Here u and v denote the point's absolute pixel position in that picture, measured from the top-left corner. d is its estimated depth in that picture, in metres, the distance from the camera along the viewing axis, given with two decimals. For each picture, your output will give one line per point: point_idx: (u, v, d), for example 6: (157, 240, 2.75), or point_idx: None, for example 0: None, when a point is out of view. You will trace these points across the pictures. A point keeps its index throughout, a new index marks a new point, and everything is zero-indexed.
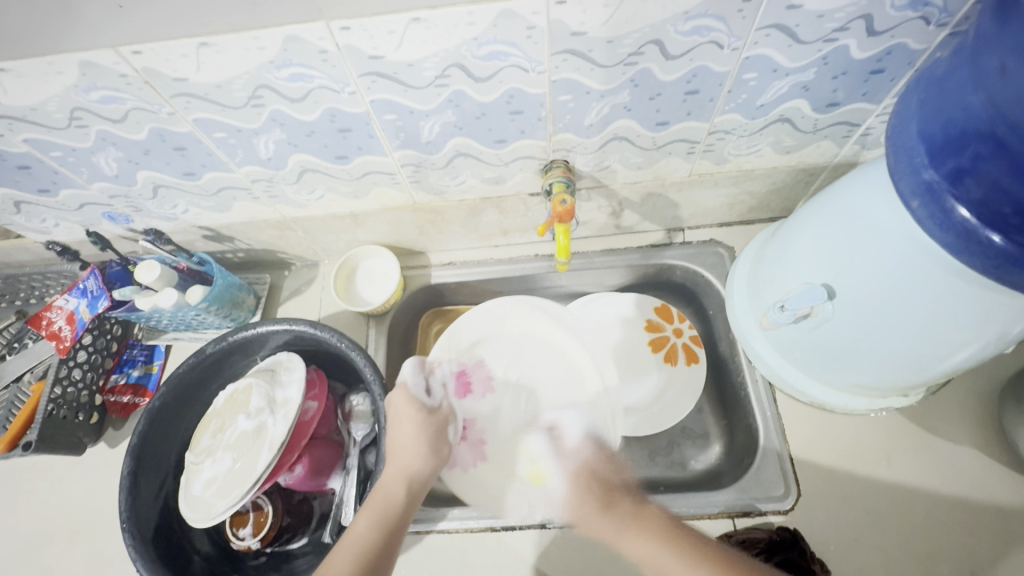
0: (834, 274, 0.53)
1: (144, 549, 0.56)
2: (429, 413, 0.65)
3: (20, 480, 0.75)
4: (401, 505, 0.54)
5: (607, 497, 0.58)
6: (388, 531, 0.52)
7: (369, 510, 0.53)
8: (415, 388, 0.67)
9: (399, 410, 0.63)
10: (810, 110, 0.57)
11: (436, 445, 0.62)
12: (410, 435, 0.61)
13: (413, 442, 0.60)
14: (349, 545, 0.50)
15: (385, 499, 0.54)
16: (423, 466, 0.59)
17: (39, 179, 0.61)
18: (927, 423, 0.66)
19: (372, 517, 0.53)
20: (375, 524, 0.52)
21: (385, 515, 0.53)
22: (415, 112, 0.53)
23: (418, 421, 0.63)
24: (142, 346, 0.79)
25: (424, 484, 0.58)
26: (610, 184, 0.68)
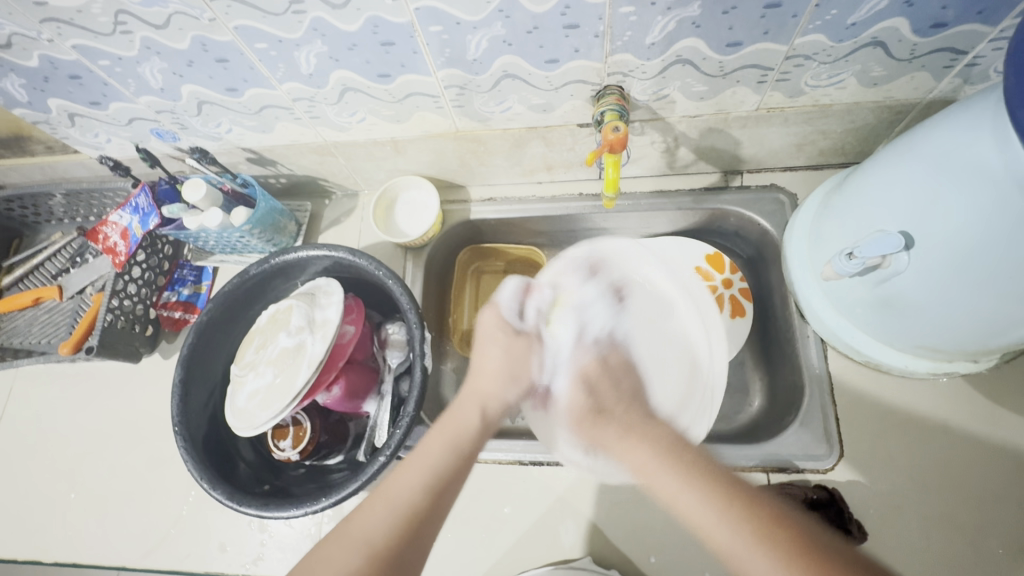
0: (915, 220, 0.48)
1: (195, 452, 0.59)
2: (517, 335, 0.60)
3: (86, 382, 0.81)
4: (475, 432, 0.50)
5: (645, 421, 0.49)
6: (464, 459, 0.48)
7: (441, 432, 0.49)
8: (508, 310, 0.62)
9: (489, 332, 0.60)
10: (910, 32, 0.49)
11: (517, 373, 0.57)
12: (499, 360, 0.57)
13: (501, 367, 0.57)
14: (417, 464, 0.46)
15: (461, 427, 0.50)
16: (501, 395, 0.55)
17: (90, 91, 0.61)
18: (995, 393, 0.61)
19: (442, 439, 0.48)
20: (446, 448, 0.48)
21: (456, 442, 0.49)
22: (461, 24, 0.49)
23: (507, 347, 0.58)
24: (191, 267, 0.82)
25: (500, 414, 0.54)
26: (668, 117, 0.63)
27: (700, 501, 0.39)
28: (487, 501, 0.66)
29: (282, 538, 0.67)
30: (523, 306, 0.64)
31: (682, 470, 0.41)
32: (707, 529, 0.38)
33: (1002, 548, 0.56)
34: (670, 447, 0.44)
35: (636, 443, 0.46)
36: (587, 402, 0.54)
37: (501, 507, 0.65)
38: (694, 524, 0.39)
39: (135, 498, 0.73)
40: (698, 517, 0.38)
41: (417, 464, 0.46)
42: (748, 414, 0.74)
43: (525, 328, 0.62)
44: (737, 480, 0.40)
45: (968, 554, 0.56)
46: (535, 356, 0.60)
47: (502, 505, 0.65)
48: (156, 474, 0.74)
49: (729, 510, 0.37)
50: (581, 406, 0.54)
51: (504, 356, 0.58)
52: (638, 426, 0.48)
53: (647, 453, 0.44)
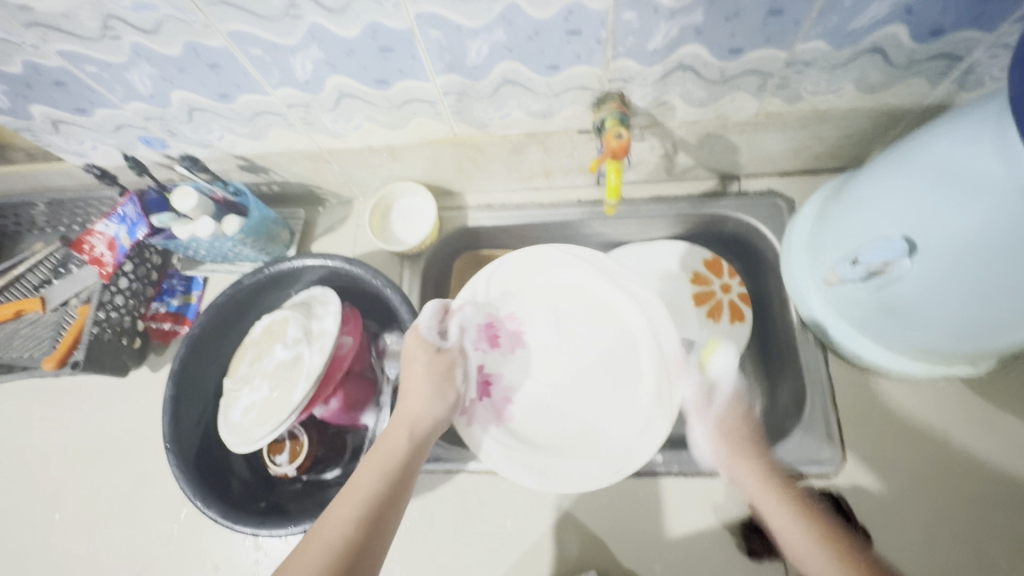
0: (917, 226, 0.48)
1: (187, 469, 0.57)
2: (440, 353, 0.59)
3: (70, 397, 0.78)
4: (406, 452, 0.52)
5: (772, 474, 0.53)
6: (396, 481, 0.50)
7: (371, 460, 0.51)
8: (428, 330, 0.60)
9: (412, 354, 0.58)
10: (909, 38, 0.50)
11: (442, 388, 0.57)
12: (421, 375, 0.57)
13: (422, 381, 0.56)
14: (352, 492, 0.48)
15: (387, 452, 0.51)
16: (431, 413, 0.55)
17: (76, 98, 0.59)
18: (993, 395, 0.62)
19: (374, 462, 0.51)
20: (377, 475, 0.49)
21: (386, 463, 0.50)
22: (462, 30, 0.48)
23: (431, 362, 0.58)
24: (180, 277, 0.80)
25: (431, 431, 0.55)
26: (667, 123, 0.63)
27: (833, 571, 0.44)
28: (489, 513, 0.64)
29: (278, 556, 0.66)
30: (446, 327, 0.63)
31: (829, 547, 0.46)
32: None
33: (1005, 551, 0.56)
34: (826, 532, 0.47)
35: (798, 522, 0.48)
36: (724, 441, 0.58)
37: (503, 519, 0.64)
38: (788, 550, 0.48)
39: (123, 518, 0.70)
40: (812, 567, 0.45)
41: (351, 495, 0.48)
42: None
43: (447, 347, 0.61)
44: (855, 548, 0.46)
45: (972, 557, 0.56)
46: (456, 370, 0.60)
47: (504, 518, 0.64)
48: (145, 492, 0.71)
49: (814, 530, 0.47)
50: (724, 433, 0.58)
51: (426, 374, 0.57)
52: (806, 507, 0.49)
53: (801, 523, 0.48)
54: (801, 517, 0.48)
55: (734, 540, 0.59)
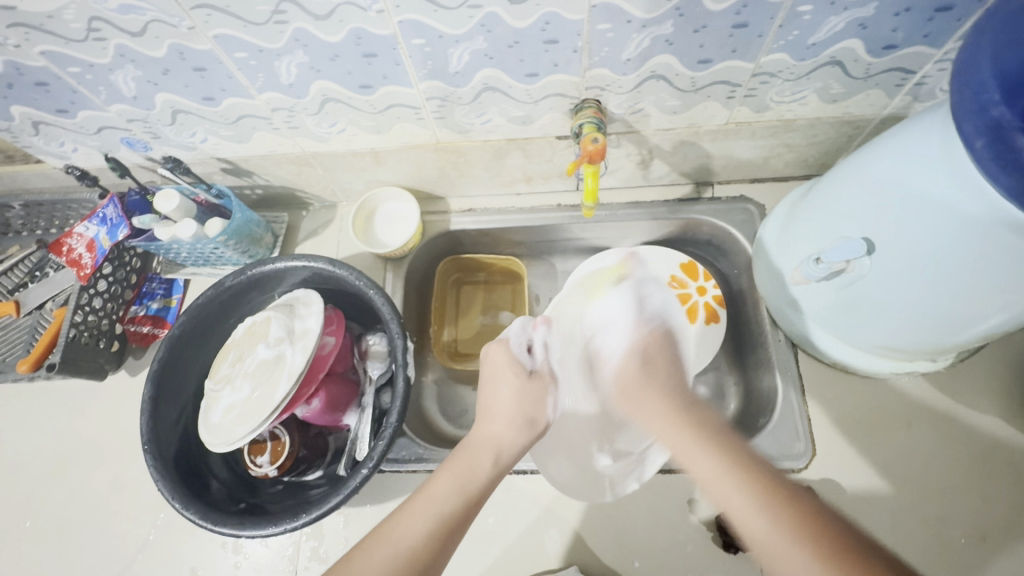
0: (875, 226, 0.51)
1: (165, 471, 0.57)
2: (529, 378, 0.59)
3: (43, 402, 0.77)
4: (485, 472, 0.50)
5: (668, 409, 0.50)
6: (474, 503, 0.48)
7: (452, 472, 0.49)
8: (517, 347, 0.62)
9: (500, 370, 0.59)
10: (865, 52, 0.53)
11: (530, 419, 0.56)
12: (508, 401, 0.56)
13: (513, 413, 0.55)
14: (421, 506, 0.46)
15: (471, 473, 0.49)
16: (516, 441, 0.54)
17: (57, 98, 0.59)
18: (952, 390, 0.65)
19: (454, 481, 0.48)
20: (455, 489, 0.48)
21: (467, 482, 0.49)
22: (444, 37, 0.50)
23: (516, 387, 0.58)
24: (160, 280, 0.80)
25: (512, 459, 0.53)
26: (643, 130, 0.65)
27: (746, 497, 0.40)
28: None
29: (258, 559, 0.65)
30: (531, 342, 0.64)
31: (743, 473, 0.42)
32: (748, 525, 0.40)
33: (963, 539, 0.59)
34: (736, 455, 0.43)
35: (701, 454, 0.44)
36: (643, 368, 0.55)
37: (485, 518, 0.65)
38: (719, 500, 0.42)
39: (97, 523, 0.69)
40: (726, 499, 0.41)
41: (422, 510, 0.46)
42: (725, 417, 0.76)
43: (535, 368, 0.61)
44: (775, 473, 0.42)
45: (934, 545, 0.59)
46: (547, 397, 0.59)
47: (486, 516, 0.65)
48: (121, 497, 0.70)
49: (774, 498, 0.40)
50: (629, 378, 0.55)
51: (514, 400, 0.57)
52: (713, 439, 0.45)
53: (704, 454, 0.44)
54: (719, 456, 0.44)
55: (710, 534, 0.61)
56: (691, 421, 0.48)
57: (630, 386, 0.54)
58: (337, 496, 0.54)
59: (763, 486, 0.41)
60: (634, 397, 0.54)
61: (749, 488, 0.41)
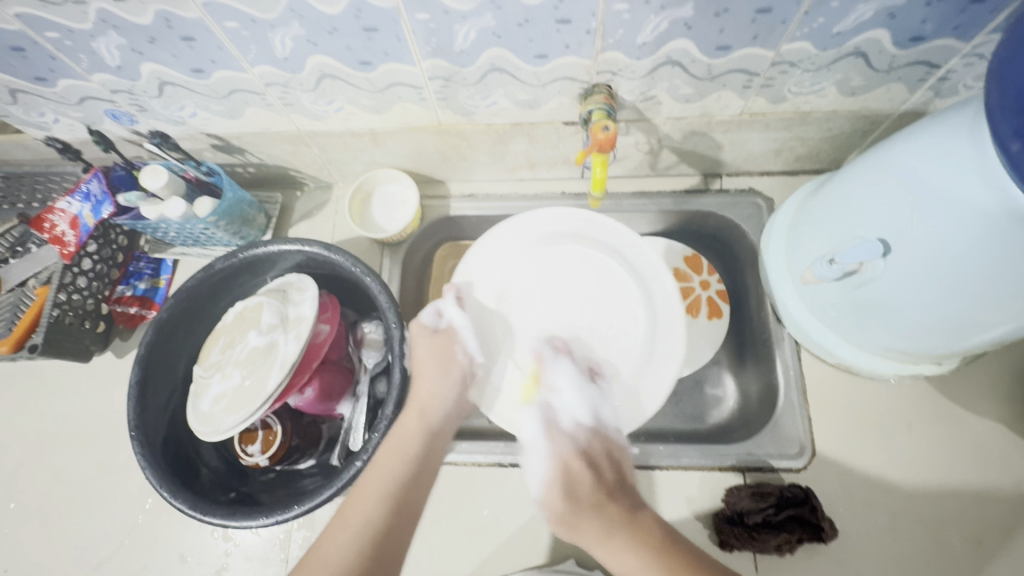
0: (893, 227, 0.49)
1: (153, 458, 0.56)
2: (437, 334, 0.63)
3: (26, 381, 0.75)
4: (416, 439, 0.54)
5: (594, 486, 0.52)
6: (418, 464, 0.53)
7: (389, 447, 0.53)
8: (426, 317, 0.64)
9: (421, 346, 0.62)
10: (891, 43, 0.51)
11: (447, 364, 0.61)
12: (424, 357, 0.61)
13: (440, 377, 0.60)
14: (376, 477, 0.51)
15: (406, 443, 0.54)
16: (442, 393, 0.59)
17: (36, 66, 0.56)
18: (954, 393, 0.64)
19: (396, 455, 0.52)
20: (401, 461, 0.52)
21: (409, 455, 0.53)
22: (450, 13, 0.47)
23: (431, 347, 0.62)
24: (148, 260, 0.77)
25: (441, 418, 0.58)
26: (653, 118, 0.63)
27: (632, 561, 0.46)
28: (465, 504, 0.64)
29: (248, 547, 0.64)
30: (443, 307, 0.65)
31: (660, 557, 0.46)
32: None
33: (959, 542, 0.59)
34: (659, 536, 0.48)
35: (620, 548, 0.47)
36: (569, 507, 0.51)
37: (480, 511, 0.64)
38: (612, 559, 0.47)
39: (83, 506, 0.68)
40: (614, 559, 0.47)
41: (374, 489, 0.50)
42: (723, 412, 0.75)
43: (441, 327, 0.64)
44: (675, 543, 0.47)
45: (929, 548, 0.59)
46: (456, 346, 0.63)
47: (481, 509, 0.64)
48: (107, 481, 0.69)
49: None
50: (560, 509, 0.51)
51: (431, 358, 0.61)
52: (614, 517, 0.49)
53: (626, 548, 0.47)
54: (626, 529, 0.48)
55: (706, 530, 0.61)
56: (614, 492, 0.51)
57: (565, 519, 0.50)
58: (330, 488, 0.53)
59: (665, 555, 0.46)
60: (575, 528, 0.50)
61: (657, 543, 0.47)
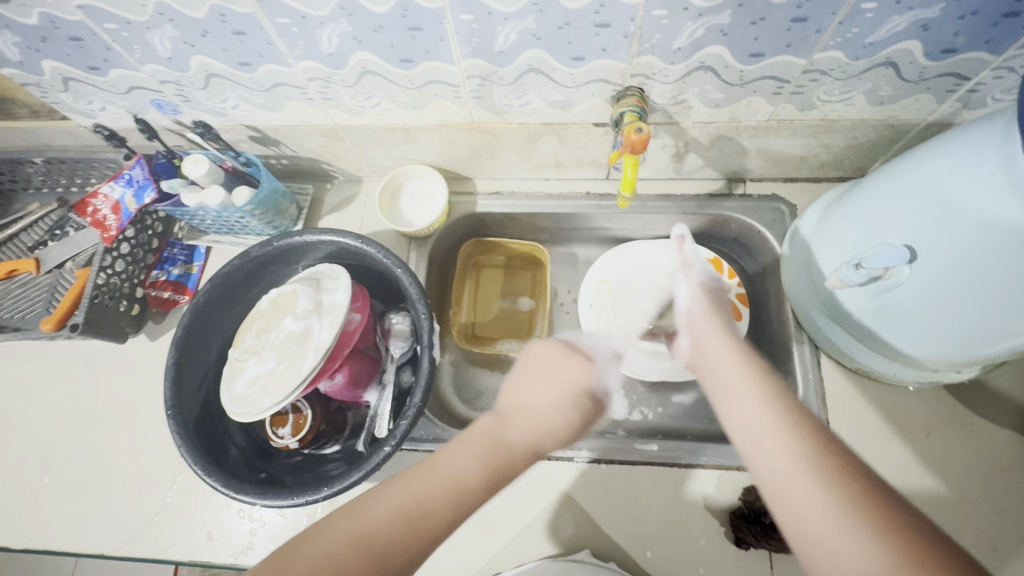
0: (920, 234, 0.50)
1: (188, 436, 0.58)
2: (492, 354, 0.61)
3: (62, 360, 0.77)
4: (514, 452, 0.49)
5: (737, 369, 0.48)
6: (494, 475, 0.47)
7: (477, 446, 0.48)
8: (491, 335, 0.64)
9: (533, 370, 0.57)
10: (922, 55, 0.52)
11: (574, 399, 0.55)
12: (538, 391, 0.55)
13: (551, 402, 0.54)
14: (426, 474, 0.45)
15: (501, 451, 0.48)
16: (557, 427, 0.52)
17: (90, 55, 0.58)
18: (973, 402, 0.65)
19: (481, 451, 0.48)
20: (481, 462, 0.47)
21: (493, 458, 0.48)
22: (494, 14, 0.49)
23: (575, 400, 0.55)
24: (182, 246, 0.79)
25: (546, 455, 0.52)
26: (682, 122, 0.64)
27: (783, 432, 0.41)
28: None
29: (274, 527, 0.66)
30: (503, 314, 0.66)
31: (804, 429, 0.41)
32: (789, 493, 0.39)
33: (975, 549, 0.59)
34: (795, 408, 0.43)
35: (757, 401, 0.44)
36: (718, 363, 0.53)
37: (500, 501, 0.65)
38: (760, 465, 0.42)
39: (115, 482, 0.70)
40: (767, 457, 0.41)
41: (429, 474, 0.45)
42: None
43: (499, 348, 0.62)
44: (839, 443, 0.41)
45: None
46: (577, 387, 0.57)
47: (501, 499, 0.65)
48: (138, 460, 0.71)
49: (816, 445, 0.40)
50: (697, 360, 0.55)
51: (550, 393, 0.55)
52: (753, 376, 0.47)
53: (753, 392, 0.45)
54: (762, 392, 0.45)
55: (722, 529, 0.62)
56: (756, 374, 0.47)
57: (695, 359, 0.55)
58: (358, 471, 0.54)
59: (812, 449, 0.40)
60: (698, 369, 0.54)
61: (774, 426, 0.42)
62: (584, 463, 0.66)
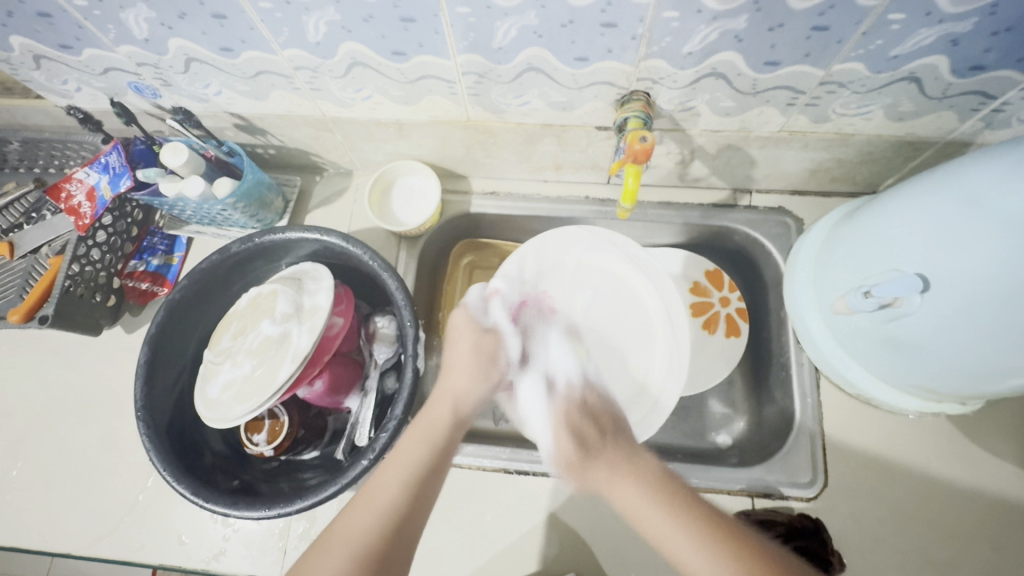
0: (936, 264, 0.47)
1: (158, 440, 0.55)
2: (486, 333, 0.60)
3: (35, 349, 0.74)
4: (444, 424, 0.52)
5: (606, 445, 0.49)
6: (416, 496, 0.46)
7: (415, 433, 0.51)
8: (474, 308, 0.64)
9: (459, 331, 0.61)
10: (948, 71, 0.48)
11: (487, 369, 0.58)
12: (466, 356, 0.58)
13: (476, 368, 0.57)
14: (364, 507, 0.44)
15: (434, 426, 0.51)
16: (473, 393, 0.55)
17: (61, 33, 0.54)
18: (975, 432, 0.63)
19: (419, 436, 0.50)
20: (422, 444, 0.50)
21: (431, 436, 0.50)
22: (493, 8, 0.45)
23: (476, 347, 0.59)
24: (163, 235, 0.76)
25: (472, 411, 0.55)
26: (689, 129, 0.61)
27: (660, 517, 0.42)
28: (468, 507, 0.64)
29: (247, 534, 0.64)
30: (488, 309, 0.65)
31: (682, 511, 0.42)
32: (676, 553, 0.41)
33: None
34: (654, 483, 0.45)
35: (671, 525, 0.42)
36: (581, 449, 0.49)
37: (483, 516, 0.63)
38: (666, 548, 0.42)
39: (86, 479, 0.68)
40: (666, 540, 0.41)
41: (398, 470, 0.47)
42: (734, 432, 0.74)
43: (489, 326, 0.62)
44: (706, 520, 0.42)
45: None
46: (501, 351, 0.60)
47: (483, 514, 0.63)
48: (111, 457, 0.69)
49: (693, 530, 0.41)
50: (572, 455, 0.49)
51: (471, 355, 0.58)
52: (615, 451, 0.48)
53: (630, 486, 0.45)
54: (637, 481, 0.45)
55: None
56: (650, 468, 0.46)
57: (576, 463, 0.48)
58: (333, 485, 0.52)
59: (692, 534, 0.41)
60: (573, 422, 0.52)
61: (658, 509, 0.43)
62: None
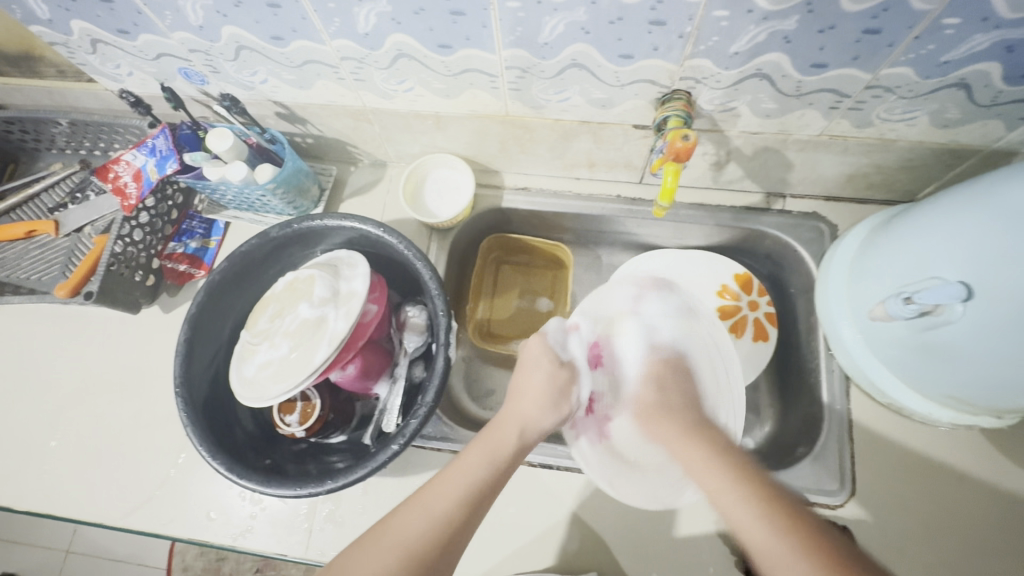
0: (981, 273, 0.46)
1: (195, 416, 0.56)
2: (560, 365, 0.62)
3: (75, 325, 0.77)
4: (513, 447, 0.51)
5: (699, 448, 0.47)
6: (471, 510, 0.44)
7: (482, 445, 0.50)
8: (552, 340, 0.65)
9: (535, 360, 0.62)
10: (999, 78, 0.48)
11: (558, 399, 0.59)
12: (538, 384, 0.59)
13: (546, 389, 0.58)
14: (418, 512, 0.43)
15: (498, 443, 0.50)
16: (545, 420, 0.56)
17: (120, 18, 0.56)
18: (1008, 447, 0.62)
19: (483, 453, 0.49)
20: (485, 459, 0.48)
21: (496, 453, 0.49)
22: (543, 4, 0.46)
23: (551, 375, 0.60)
24: (201, 219, 0.78)
25: (535, 437, 0.54)
26: (727, 130, 0.61)
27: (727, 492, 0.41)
28: None
29: (273, 513, 0.65)
30: (566, 342, 0.66)
31: (745, 484, 0.41)
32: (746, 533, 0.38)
33: None
34: (737, 465, 0.43)
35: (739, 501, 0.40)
36: (655, 396, 0.59)
37: (505, 507, 0.64)
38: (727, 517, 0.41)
39: (120, 452, 0.70)
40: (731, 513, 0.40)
41: (455, 481, 0.45)
42: (758, 437, 0.74)
43: (566, 359, 0.64)
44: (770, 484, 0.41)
45: None
46: (574, 385, 0.62)
47: (506, 505, 0.64)
48: (145, 432, 0.70)
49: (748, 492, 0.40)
50: (648, 403, 0.59)
51: (546, 381, 0.60)
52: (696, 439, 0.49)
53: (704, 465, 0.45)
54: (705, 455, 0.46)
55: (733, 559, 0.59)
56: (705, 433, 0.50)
57: (647, 410, 0.58)
58: (363, 468, 0.53)
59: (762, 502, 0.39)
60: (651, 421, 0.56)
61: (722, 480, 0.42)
62: (595, 477, 0.64)
